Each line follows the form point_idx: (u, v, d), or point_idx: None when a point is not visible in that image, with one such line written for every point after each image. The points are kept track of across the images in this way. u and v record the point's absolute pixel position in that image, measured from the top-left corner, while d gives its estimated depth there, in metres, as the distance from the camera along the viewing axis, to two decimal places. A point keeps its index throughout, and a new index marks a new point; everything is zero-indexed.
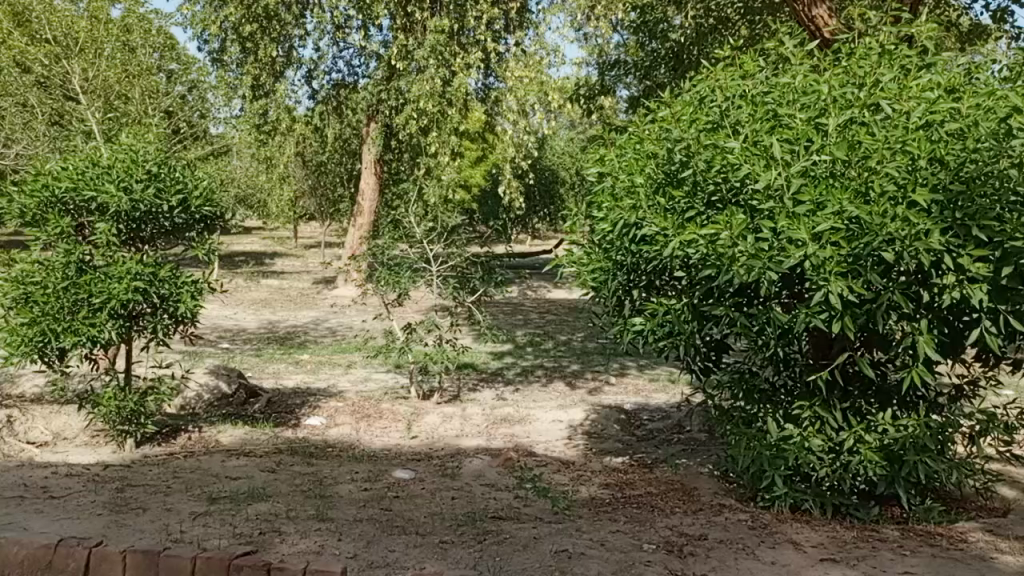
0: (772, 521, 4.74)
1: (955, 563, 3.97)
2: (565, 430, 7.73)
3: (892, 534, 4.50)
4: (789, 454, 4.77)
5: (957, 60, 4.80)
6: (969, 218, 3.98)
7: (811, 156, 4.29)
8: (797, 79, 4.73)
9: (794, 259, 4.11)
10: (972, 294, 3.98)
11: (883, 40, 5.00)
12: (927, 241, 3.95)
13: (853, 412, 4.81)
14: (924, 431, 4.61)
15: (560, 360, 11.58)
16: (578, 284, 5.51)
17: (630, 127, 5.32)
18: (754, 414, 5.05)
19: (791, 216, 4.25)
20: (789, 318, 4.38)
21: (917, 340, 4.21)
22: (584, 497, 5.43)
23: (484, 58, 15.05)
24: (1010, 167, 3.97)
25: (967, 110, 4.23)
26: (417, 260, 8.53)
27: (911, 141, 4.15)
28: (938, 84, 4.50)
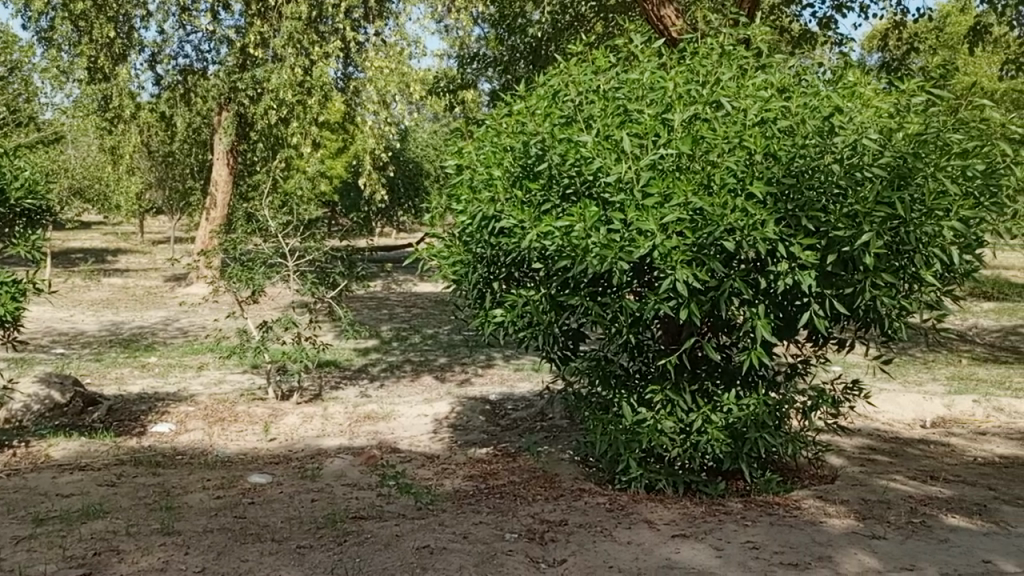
0: (628, 502, 4.93)
1: (790, 529, 4.24)
2: (429, 424, 7.70)
3: (736, 507, 4.79)
4: (643, 437, 5.00)
5: (788, 62, 5.10)
6: (799, 209, 4.25)
7: (658, 150, 4.47)
8: (646, 75, 4.89)
9: (644, 250, 4.26)
10: (802, 281, 4.24)
11: (723, 41, 5.25)
12: (762, 231, 4.20)
13: (701, 393, 5.07)
14: (763, 409, 4.90)
15: (425, 354, 11.52)
16: (439, 277, 5.46)
17: (487, 119, 5.33)
18: (610, 400, 5.23)
19: (640, 207, 4.39)
20: (640, 306, 4.55)
21: (755, 323, 4.47)
22: (448, 490, 5.41)
23: (343, 47, 14.59)
24: (835, 163, 4.25)
25: (798, 107, 4.48)
26: (271, 255, 8.17)
27: (748, 136, 4.37)
28: (771, 84, 4.75)
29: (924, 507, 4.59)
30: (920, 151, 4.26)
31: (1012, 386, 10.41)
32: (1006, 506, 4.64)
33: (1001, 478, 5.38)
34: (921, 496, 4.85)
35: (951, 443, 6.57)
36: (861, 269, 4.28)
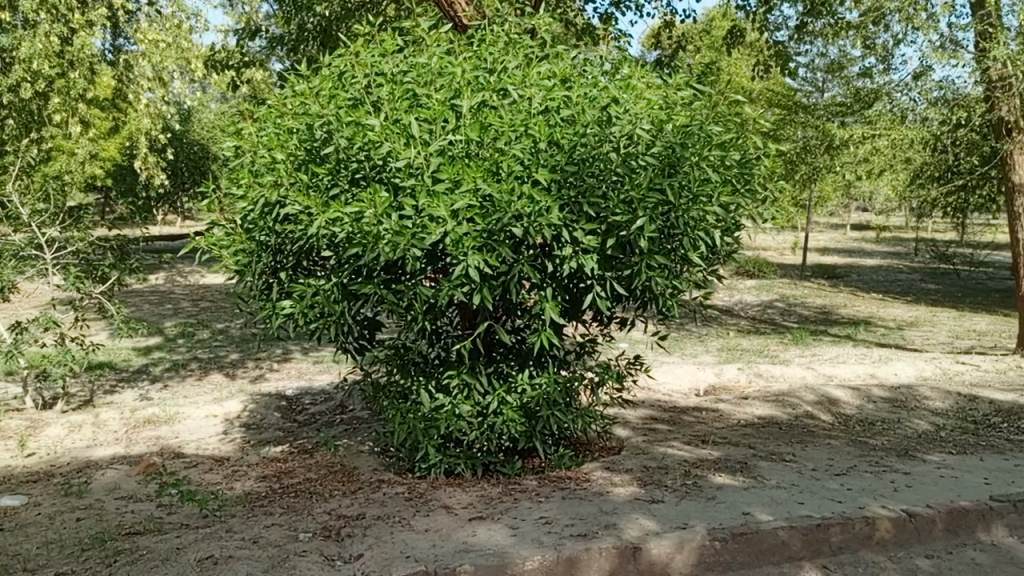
0: (427, 489, 4.92)
1: (580, 501, 4.44)
2: (219, 425, 7.21)
3: (531, 485, 4.94)
4: (441, 422, 5.02)
5: (570, 53, 5.28)
6: (581, 195, 4.41)
7: (446, 136, 4.46)
8: (433, 60, 4.85)
9: (435, 236, 4.24)
10: (585, 264, 4.42)
11: (509, 30, 5.33)
12: (548, 217, 4.31)
13: (497, 375, 5.16)
14: (554, 387, 5.09)
15: (215, 351, 10.78)
16: (220, 268, 5.10)
17: (269, 99, 5.04)
18: (408, 388, 5.19)
19: (429, 193, 4.35)
20: (433, 293, 4.53)
21: (544, 306, 4.60)
22: (238, 494, 5.09)
23: (110, 16, 13.15)
24: (612, 152, 4.44)
25: (578, 97, 4.64)
26: (24, 246, 7.20)
27: (533, 125, 4.47)
28: (554, 73, 4.87)
29: (695, 469, 5.00)
30: (685, 141, 4.55)
31: (769, 354, 11.72)
32: (762, 462, 5.18)
33: (758, 437, 6.01)
34: (693, 459, 5.28)
35: (719, 408, 7.26)
36: (637, 251, 4.51)
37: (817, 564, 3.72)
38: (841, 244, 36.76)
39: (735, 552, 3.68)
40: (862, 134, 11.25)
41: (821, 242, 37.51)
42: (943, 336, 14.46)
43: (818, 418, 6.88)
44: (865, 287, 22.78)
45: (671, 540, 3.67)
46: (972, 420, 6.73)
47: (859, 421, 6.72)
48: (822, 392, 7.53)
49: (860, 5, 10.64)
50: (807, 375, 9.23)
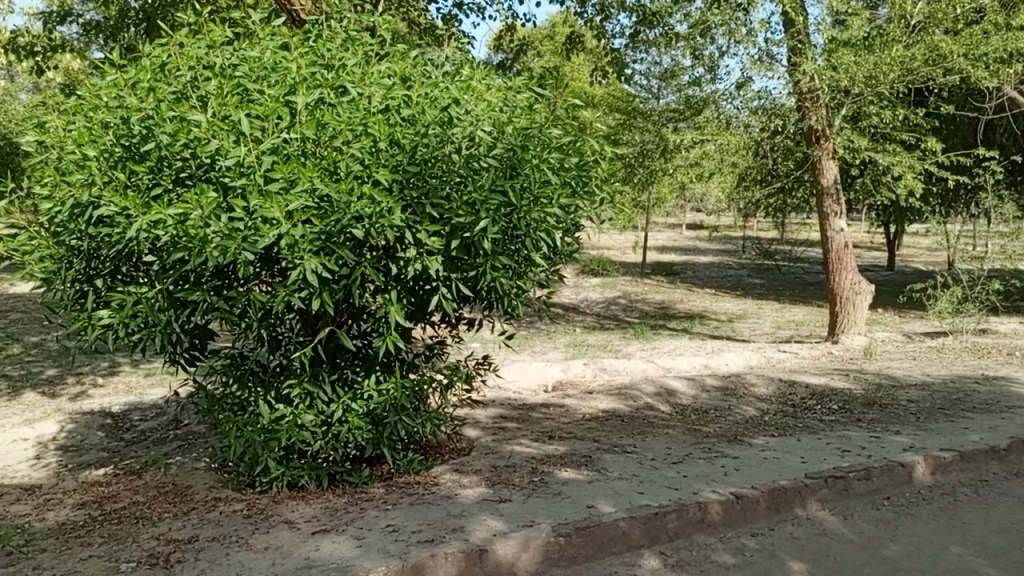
0: (268, 505, 4.67)
1: (428, 506, 4.37)
2: (30, 450, 6.51)
3: (379, 492, 4.82)
4: (282, 433, 4.78)
5: (411, 51, 5.19)
6: (423, 196, 4.35)
7: (280, 133, 4.26)
8: (266, 54, 4.62)
9: (268, 239, 4.03)
10: (429, 265, 4.35)
11: (347, 26, 5.17)
12: (389, 218, 4.21)
13: (341, 382, 4.98)
14: (400, 392, 4.99)
15: (27, 367, 9.75)
16: (24, 276, 4.61)
17: (79, 91, 4.61)
18: (245, 399, 4.92)
19: (262, 193, 4.14)
20: (269, 298, 4.30)
21: (389, 310, 4.49)
22: (51, 525, 4.61)
23: None
24: (454, 153, 4.40)
25: (419, 97, 4.56)
26: None
27: (372, 123, 4.34)
28: (394, 72, 4.76)
29: (542, 466, 5.08)
30: (526, 143, 4.57)
31: (614, 349, 12.22)
32: (606, 455, 5.35)
33: (603, 430, 6.21)
34: (541, 455, 5.37)
35: (566, 404, 7.45)
36: (481, 253, 4.49)
37: (655, 550, 3.88)
38: (677, 243, 39.07)
39: (578, 545, 3.77)
40: (693, 139, 12.01)
41: (659, 241, 39.68)
42: (767, 327, 15.70)
43: (657, 408, 7.22)
44: (699, 283, 24.35)
45: (518, 539, 3.70)
46: (791, 404, 7.32)
47: (694, 409, 7.13)
48: (660, 384, 7.92)
49: (689, 18, 11.28)
50: (648, 368, 9.69)
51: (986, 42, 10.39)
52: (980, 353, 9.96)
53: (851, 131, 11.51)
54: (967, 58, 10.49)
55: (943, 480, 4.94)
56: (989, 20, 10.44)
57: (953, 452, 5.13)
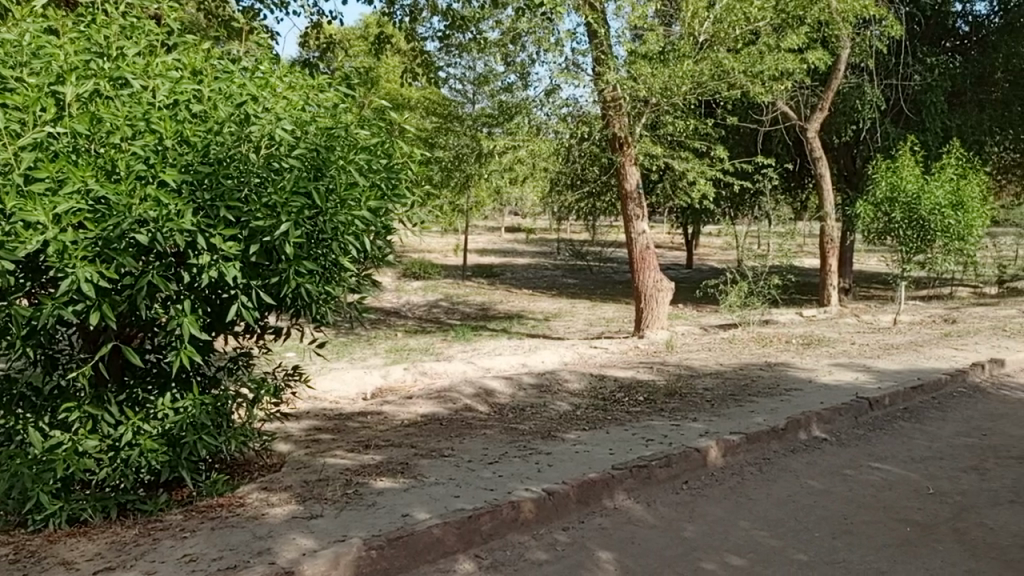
0: (42, 545, 4.13)
1: (231, 530, 4.08)
2: None
3: (175, 519, 4.42)
4: (58, 464, 4.23)
5: (202, 43, 4.84)
6: (216, 199, 4.06)
7: (45, 128, 3.80)
8: (26, 38, 4.11)
9: (31, 246, 3.57)
10: (227, 272, 4.06)
11: (127, 12, 4.72)
12: (178, 222, 3.88)
13: (129, 403, 4.53)
14: (200, 410, 4.60)
15: None
16: None
17: None
18: (12, 428, 4.33)
19: (23, 194, 3.65)
20: (35, 312, 3.82)
21: (181, 322, 4.14)
22: None
23: None
24: (251, 152, 4.14)
25: (211, 92, 4.25)
26: None
27: (156, 119, 3.99)
28: (182, 64, 4.40)
29: (357, 477, 4.92)
30: (330, 144, 4.38)
31: (434, 352, 12.20)
32: (423, 460, 5.29)
33: (420, 436, 6.14)
34: (355, 466, 5.20)
35: (384, 411, 7.30)
36: (284, 258, 4.25)
37: (469, 554, 3.86)
38: (496, 245, 39.91)
39: (392, 557, 3.66)
40: (505, 144, 12.07)
41: (479, 244, 40.32)
42: (581, 324, 16.39)
43: (475, 410, 7.26)
44: (517, 284, 24.98)
45: (327, 557, 3.53)
46: (602, 397, 7.66)
47: (512, 408, 7.25)
48: (479, 385, 7.99)
49: (500, 25, 11.49)
50: (468, 369, 9.75)
51: (761, 60, 11.55)
52: (764, 343, 10.99)
53: (649, 139, 12.30)
54: (747, 74, 11.60)
55: (733, 461, 5.36)
56: (764, 41, 11.60)
57: (740, 434, 5.59)
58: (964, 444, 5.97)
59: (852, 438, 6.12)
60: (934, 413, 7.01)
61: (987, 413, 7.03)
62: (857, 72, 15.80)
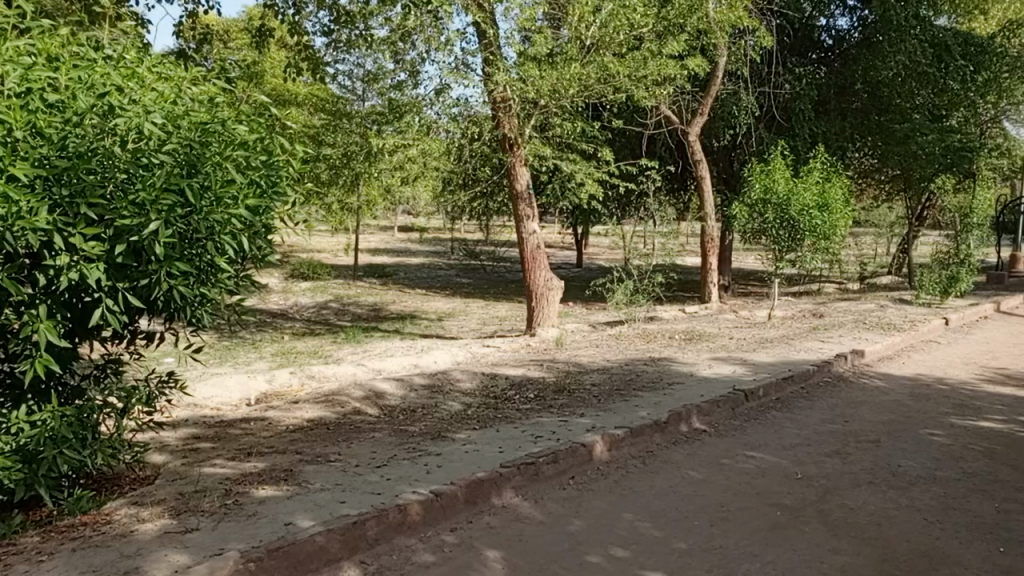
0: None
1: (97, 549, 3.82)
2: None
3: (32, 542, 4.09)
4: None
5: (60, 27, 4.50)
6: (76, 195, 3.80)
7: None
8: None
9: None
10: (89, 274, 3.81)
11: None
12: (31, 220, 3.62)
13: None
14: (58, 423, 4.26)
15: None
16: None
17: None
18: None
19: None
20: None
21: (37, 328, 3.85)
22: None
23: None
24: (116, 146, 3.90)
25: (70, 81, 3.96)
26: None
27: (5, 109, 3.69)
28: (37, 50, 4.08)
29: (237, 486, 4.73)
30: (205, 139, 4.17)
31: (323, 354, 11.91)
32: (309, 466, 5.14)
33: (307, 441, 5.97)
34: (236, 476, 5.00)
35: (268, 416, 7.04)
36: (153, 259, 4.03)
37: (355, 561, 3.78)
38: (389, 245, 39.46)
39: (272, 568, 3.53)
40: (395, 143, 11.92)
41: (371, 243, 39.72)
42: (474, 323, 16.42)
43: (365, 412, 7.13)
44: (410, 284, 24.77)
45: (201, 572, 3.36)
46: (493, 396, 7.70)
47: (402, 410, 7.16)
48: (369, 388, 7.86)
49: (389, 22, 11.35)
50: (358, 372, 9.56)
51: (644, 65, 11.94)
52: (650, 339, 11.37)
53: (538, 140, 12.48)
54: (631, 78, 11.95)
55: (618, 455, 5.50)
56: (647, 47, 11.98)
57: (624, 429, 5.75)
58: (829, 431, 6.37)
59: (729, 428, 6.42)
60: (803, 402, 7.46)
61: (849, 401, 7.55)
62: (733, 80, 16.60)
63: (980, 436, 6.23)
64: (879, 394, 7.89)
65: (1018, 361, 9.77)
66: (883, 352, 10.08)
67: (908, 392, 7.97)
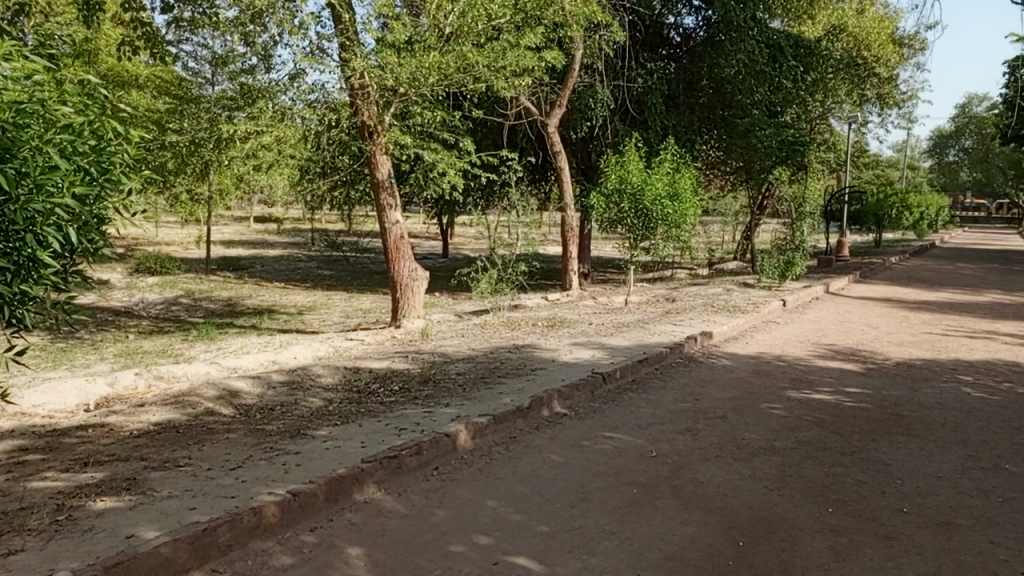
0: None
1: None
2: None
3: None
4: None
5: None
6: None
7: None
8: None
9: None
10: None
11: None
12: None
13: None
14: None
15: None
16: None
17: None
18: None
19: None
20: None
21: None
22: None
23: None
24: None
25: None
26: None
27: None
28: None
29: (72, 500, 4.35)
30: (21, 121, 3.71)
31: (173, 353, 11.21)
32: (154, 473, 4.81)
33: (153, 446, 5.59)
34: (70, 489, 4.59)
35: (109, 422, 6.53)
36: None
37: (205, 570, 3.57)
38: (245, 237, 37.73)
39: None
40: (248, 129, 11.41)
41: (224, 235, 37.75)
42: (336, 316, 16.00)
43: (219, 413, 6.77)
44: (268, 277, 23.81)
45: None
46: (356, 390, 7.53)
47: (259, 408, 6.85)
48: (222, 387, 7.47)
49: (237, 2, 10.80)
50: (211, 370, 9.06)
51: (503, 56, 12.01)
52: (514, 327, 11.53)
53: (398, 129, 12.29)
54: (490, 68, 11.96)
55: (481, 443, 5.54)
56: (505, 38, 12.06)
57: (488, 417, 5.80)
58: (681, 409, 6.72)
59: (588, 411, 6.62)
60: (657, 382, 7.83)
61: (699, 379, 8.00)
62: (590, 72, 17.05)
63: (812, 407, 6.78)
64: (725, 372, 8.41)
65: (844, 338, 10.72)
66: (729, 333, 10.75)
67: (750, 369, 8.55)
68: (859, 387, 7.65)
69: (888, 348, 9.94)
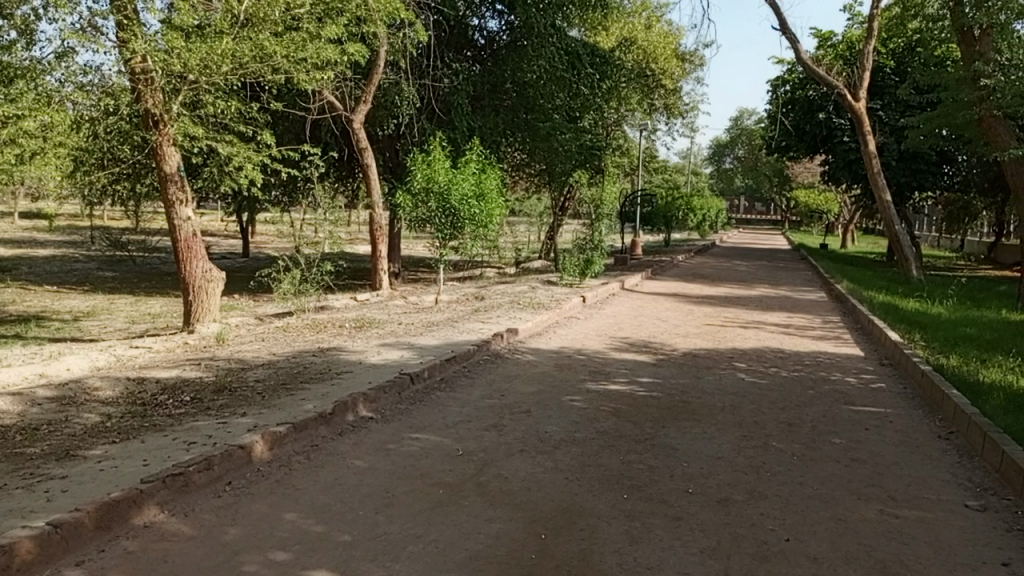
0: None
1: None
2: None
3: None
4: None
5: None
6: None
7: None
8: None
9: None
10: None
11: None
12: None
13: None
14: None
15: None
16: None
17: None
18: None
19: None
20: None
21: None
22: None
23: None
24: None
25: None
26: None
27: None
28: None
29: None
30: None
31: None
32: None
33: None
34: None
35: None
36: None
37: None
38: (8, 234, 33.32)
39: None
40: None
41: None
42: (119, 322, 14.58)
43: None
44: (37, 279, 21.22)
45: None
46: (140, 402, 6.85)
47: (19, 428, 6.02)
48: None
49: None
50: None
51: (303, 48, 11.49)
52: (319, 328, 11.13)
53: (188, 119, 11.39)
54: (289, 60, 11.40)
55: (279, 453, 5.24)
56: (305, 29, 11.57)
57: (287, 426, 5.50)
58: (487, 406, 6.79)
59: (395, 413, 6.50)
60: (465, 380, 7.87)
61: (505, 376, 8.16)
62: (395, 69, 16.88)
63: (609, 398, 7.14)
64: (530, 367, 8.65)
65: (637, 332, 11.45)
66: (534, 330, 11.09)
67: (553, 363, 8.86)
68: (650, 376, 8.18)
69: (676, 339, 10.75)
